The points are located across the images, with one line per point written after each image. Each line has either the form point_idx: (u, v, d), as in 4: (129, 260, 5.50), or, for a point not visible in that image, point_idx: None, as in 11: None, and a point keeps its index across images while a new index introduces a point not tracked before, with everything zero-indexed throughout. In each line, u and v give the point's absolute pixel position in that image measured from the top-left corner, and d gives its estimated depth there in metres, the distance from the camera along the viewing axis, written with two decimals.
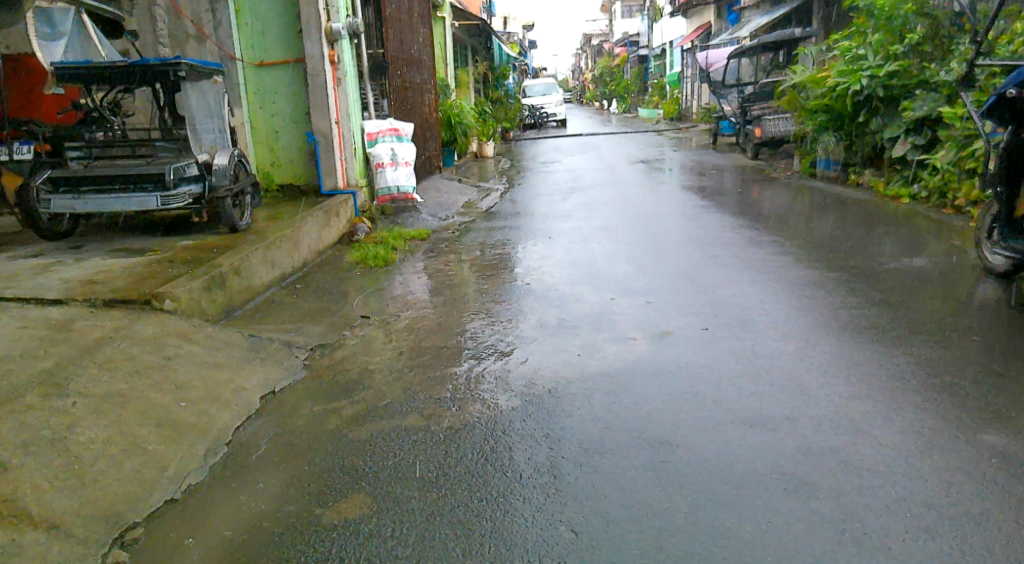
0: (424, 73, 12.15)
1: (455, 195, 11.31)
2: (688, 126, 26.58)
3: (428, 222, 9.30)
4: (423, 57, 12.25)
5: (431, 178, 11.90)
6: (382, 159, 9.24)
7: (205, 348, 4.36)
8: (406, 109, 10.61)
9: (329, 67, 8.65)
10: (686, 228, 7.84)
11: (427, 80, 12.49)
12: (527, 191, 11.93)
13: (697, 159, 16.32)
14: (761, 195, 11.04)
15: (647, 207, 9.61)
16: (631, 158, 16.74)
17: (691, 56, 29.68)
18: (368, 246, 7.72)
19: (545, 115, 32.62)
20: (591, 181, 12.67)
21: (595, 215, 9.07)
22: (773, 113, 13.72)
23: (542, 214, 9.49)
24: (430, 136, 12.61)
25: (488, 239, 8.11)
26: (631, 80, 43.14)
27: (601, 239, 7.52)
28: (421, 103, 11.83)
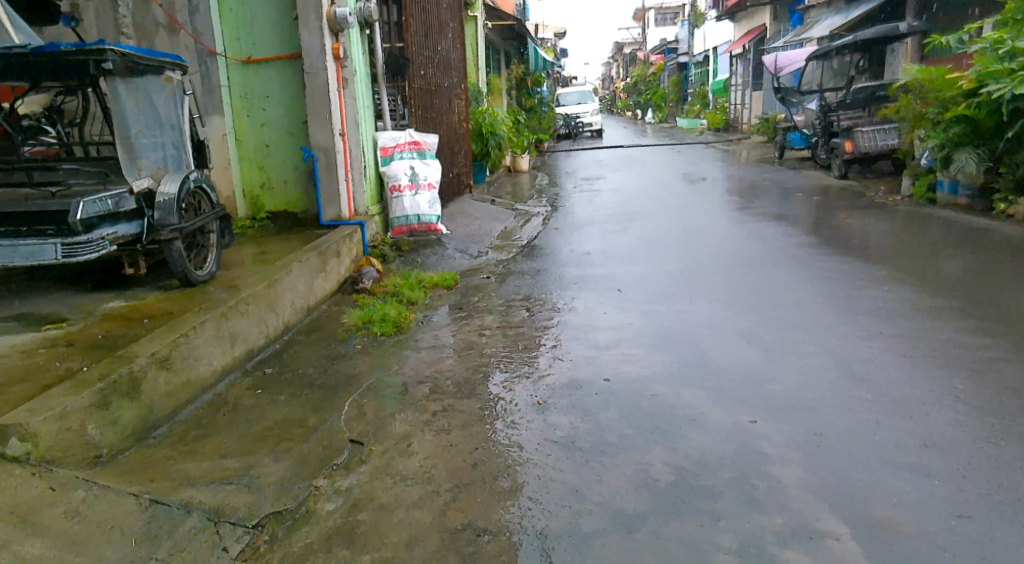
0: (453, 77, 10.22)
1: (488, 223, 9.37)
2: (739, 139, 24.46)
3: (456, 260, 7.37)
4: (453, 59, 10.33)
5: (460, 202, 9.99)
6: (398, 181, 7.36)
7: (51, 551, 2.43)
8: (431, 117, 8.71)
9: (332, 64, 6.74)
10: (804, 280, 5.83)
11: (457, 85, 10.60)
12: (574, 217, 9.92)
13: (765, 177, 14.27)
14: (866, 225, 8.98)
15: (734, 243, 7.59)
16: (687, 175, 14.74)
17: (741, 64, 27.62)
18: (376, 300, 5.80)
19: (581, 125, 30.76)
20: (651, 204, 10.63)
21: (670, 255, 7.10)
22: (868, 122, 11.70)
23: (599, 251, 7.51)
24: (459, 150, 10.67)
25: (535, 290, 6.12)
26: (670, 89, 41.03)
27: (691, 296, 5.54)
28: (450, 110, 9.94)
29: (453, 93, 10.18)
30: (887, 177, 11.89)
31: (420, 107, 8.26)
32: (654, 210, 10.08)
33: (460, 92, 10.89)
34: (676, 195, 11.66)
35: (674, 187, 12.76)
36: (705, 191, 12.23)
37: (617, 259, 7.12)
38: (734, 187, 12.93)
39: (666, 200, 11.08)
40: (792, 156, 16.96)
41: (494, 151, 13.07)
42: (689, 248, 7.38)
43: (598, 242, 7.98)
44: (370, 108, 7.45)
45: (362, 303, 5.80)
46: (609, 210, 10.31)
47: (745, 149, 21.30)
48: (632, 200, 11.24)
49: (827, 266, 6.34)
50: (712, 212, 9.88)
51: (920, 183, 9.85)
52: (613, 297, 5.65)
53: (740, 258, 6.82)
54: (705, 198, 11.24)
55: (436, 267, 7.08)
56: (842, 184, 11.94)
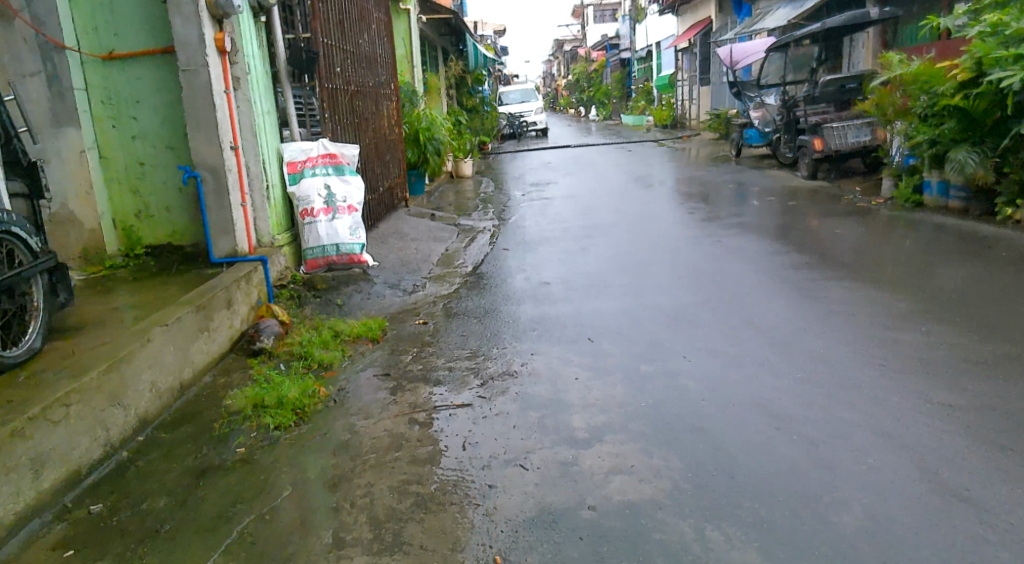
0: (378, 76, 8.83)
1: (425, 244, 8.03)
2: (689, 135, 23.60)
3: (386, 298, 6.02)
4: (378, 56, 8.91)
5: (392, 220, 8.62)
6: (310, 204, 5.99)
7: None
8: (351, 122, 7.30)
9: (215, 60, 5.30)
10: (819, 316, 4.67)
11: (384, 83, 9.20)
12: (526, 233, 8.66)
13: (726, 177, 13.27)
14: (854, 232, 7.95)
15: (716, 262, 6.43)
16: (643, 178, 13.66)
17: (687, 57, 26.82)
18: (277, 371, 4.42)
19: (525, 125, 29.59)
20: (611, 215, 9.45)
21: (643, 283, 5.89)
22: (838, 117, 10.74)
23: (559, 280, 6.26)
24: (390, 159, 9.28)
25: (484, 341, 4.82)
26: (614, 85, 40.18)
27: (684, 348, 4.33)
28: (376, 113, 8.54)
29: (378, 93, 8.78)
30: (860, 176, 10.96)
31: (336, 110, 6.85)
32: (614, 222, 8.90)
33: (389, 92, 9.52)
34: (637, 203, 10.52)
35: (632, 193, 11.62)
36: (666, 196, 11.14)
37: (582, 290, 5.88)
38: (697, 190, 11.87)
39: (625, 209, 9.92)
40: (749, 153, 16.04)
41: (434, 158, 11.73)
42: (665, 272, 6.19)
43: (556, 268, 6.73)
44: (273, 114, 6.04)
45: (257, 375, 4.43)
46: (564, 224, 9.08)
47: (697, 146, 20.39)
48: (588, 211, 10.05)
49: (838, 292, 5.21)
50: (678, 221, 8.75)
51: (903, 184, 8.80)
52: (584, 353, 4.41)
53: (729, 283, 5.65)
54: (668, 205, 10.13)
55: (359, 310, 5.72)
56: (813, 185, 10.97)
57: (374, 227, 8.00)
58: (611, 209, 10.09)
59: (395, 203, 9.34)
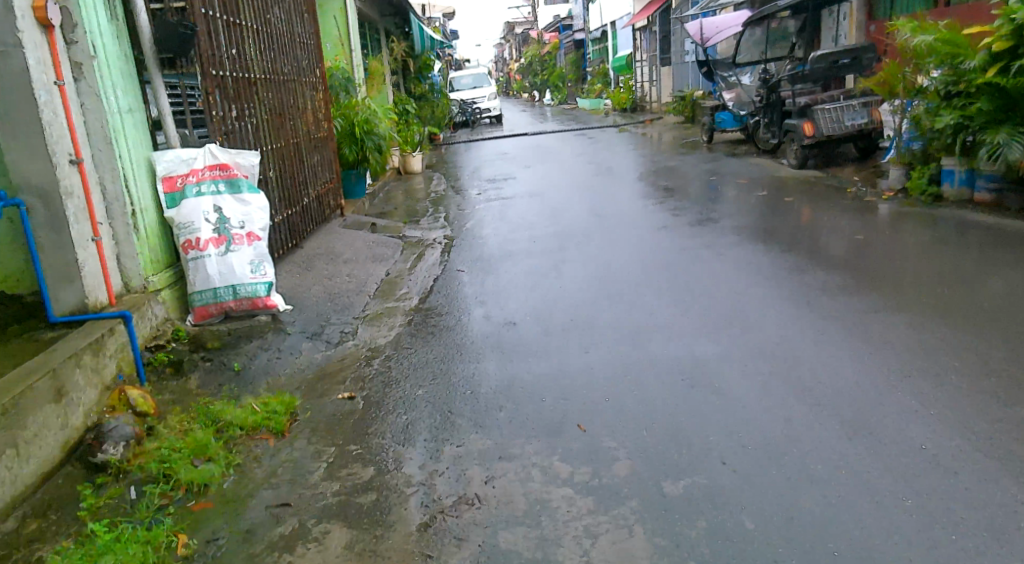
0: (297, 61, 7.24)
1: (360, 268, 6.55)
2: (651, 119, 22.33)
3: (303, 353, 4.57)
4: (295, 36, 7.31)
5: (318, 239, 7.11)
6: (196, 232, 4.53)
7: None
8: (257, 119, 5.76)
9: (33, 42, 3.74)
10: (894, 380, 3.38)
11: (306, 69, 7.60)
12: (483, 247, 7.23)
13: (702, 167, 12.00)
14: (872, 233, 6.72)
15: (724, 285, 5.12)
16: (611, 171, 12.32)
17: (645, 37, 25.55)
18: (122, 514, 2.98)
19: (478, 112, 28.06)
20: (583, 220, 8.10)
21: (636, 323, 4.54)
22: (829, 98, 9.44)
23: (528, 319, 4.88)
24: (317, 161, 7.73)
25: (431, 431, 3.41)
26: (568, 68, 38.76)
27: (721, 446, 2.98)
28: (294, 106, 6.99)
29: (297, 83, 7.21)
30: (855, 163, 9.77)
31: (233, 105, 5.30)
32: (586, 229, 7.55)
33: (314, 80, 7.93)
34: (609, 202, 9.19)
35: (602, 189, 10.28)
36: (641, 192, 9.82)
37: (560, 336, 4.51)
38: (673, 183, 10.58)
39: (598, 211, 8.59)
40: (722, 139, 14.80)
41: (376, 156, 10.18)
42: (662, 304, 4.86)
43: (522, 300, 5.33)
44: (140, 113, 4.50)
45: (90, 519, 2.96)
46: (528, 233, 7.69)
47: (661, 131, 19.13)
48: (555, 214, 8.67)
49: (903, 333, 3.92)
50: (661, 224, 7.45)
51: (917, 174, 7.71)
52: (573, 458, 3.05)
53: (749, 323, 4.33)
54: (645, 203, 8.83)
55: (265, 376, 4.27)
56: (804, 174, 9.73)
57: (293, 251, 6.49)
58: (580, 211, 8.73)
59: (325, 215, 7.83)
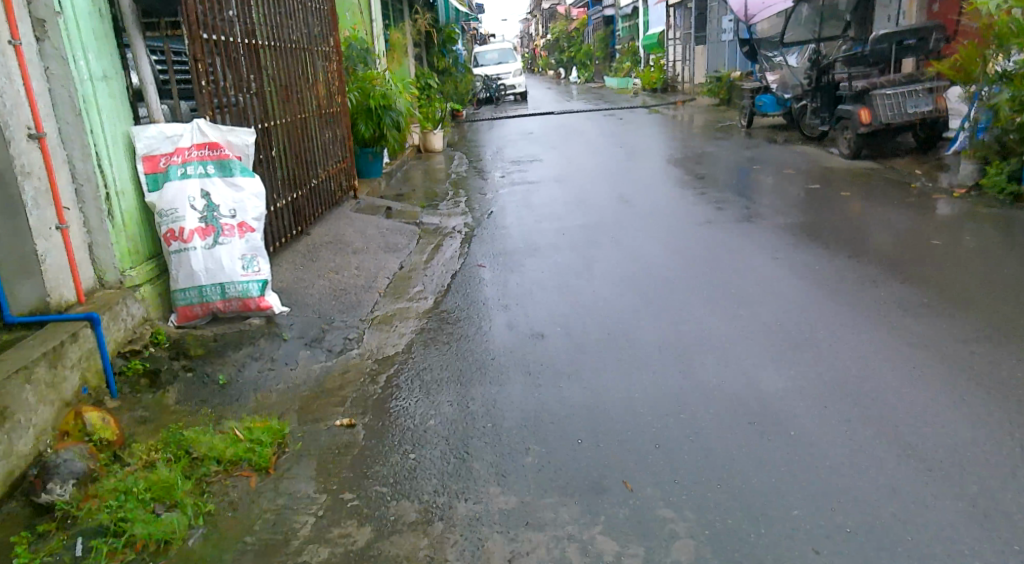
0: (303, 27, 6.56)
1: (370, 260, 5.93)
2: (683, 101, 21.44)
3: (300, 364, 3.96)
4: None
5: (326, 225, 6.50)
6: (180, 223, 3.92)
7: None
8: (250, 92, 5.13)
9: None
10: (1021, 442, 2.73)
11: (314, 37, 6.93)
12: (507, 239, 6.60)
13: (741, 153, 11.25)
14: (944, 235, 6.00)
15: (785, 297, 4.46)
16: (642, 155, 11.60)
17: (679, 16, 24.57)
18: None
19: (503, 88, 27.26)
20: (618, 210, 7.42)
21: (687, 342, 3.89)
22: (890, 83, 8.66)
23: (560, 330, 4.25)
24: (327, 140, 7.10)
25: (443, 481, 2.80)
26: (597, 45, 37.71)
27: (810, 528, 2.39)
28: (300, 79, 6.36)
29: (303, 52, 6.55)
30: (913, 155, 9.00)
31: (221, 75, 4.68)
32: (620, 220, 6.88)
33: (324, 50, 7.26)
34: (644, 189, 8.50)
35: (635, 175, 9.57)
36: (678, 180, 9.10)
37: (597, 354, 3.87)
38: (712, 170, 9.84)
39: (632, 200, 7.91)
40: (760, 123, 13.98)
41: (394, 134, 9.52)
42: (715, 318, 4.21)
43: (552, 305, 4.70)
44: (117, 81, 3.89)
45: None
46: (556, 223, 7.03)
47: (694, 114, 18.27)
48: (586, 202, 7.99)
49: (1017, 371, 3.26)
50: (704, 217, 6.76)
51: (993, 169, 6.95)
52: (623, 534, 2.43)
53: (822, 348, 3.68)
54: (684, 192, 8.13)
55: (254, 391, 3.67)
56: (856, 165, 8.97)
57: (297, 240, 5.89)
58: (612, 199, 8.06)
59: (335, 199, 7.21)
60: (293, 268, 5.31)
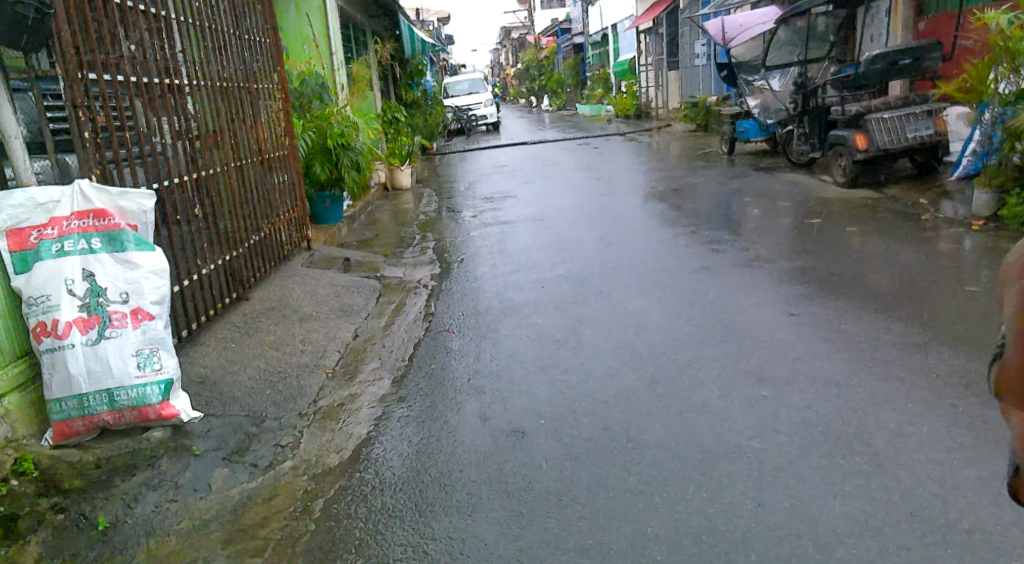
0: (234, 63, 5.73)
1: (319, 327, 5.08)
2: (658, 127, 20.93)
3: (214, 489, 3.08)
4: (233, 31, 5.80)
5: (269, 289, 5.63)
6: (55, 312, 3.06)
7: None
8: (149, 147, 4.29)
9: None
10: None
11: (252, 75, 6.11)
12: (479, 296, 5.77)
13: (727, 182, 10.57)
14: (974, 276, 5.30)
15: (815, 371, 3.71)
16: (623, 188, 10.89)
17: (651, 41, 24.17)
18: None
19: (474, 119, 26.65)
20: (602, 253, 6.66)
21: (706, 444, 3.13)
22: (886, 105, 7.99)
23: (546, 423, 3.45)
24: (270, 189, 6.24)
25: None
26: (567, 73, 37.41)
27: None
28: (231, 122, 5.52)
29: (237, 91, 5.71)
30: (914, 181, 8.35)
31: (110, 127, 3.83)
32: (606, 267, 6.13)
33: (266, 88, 6.44)
34: (629, 226, 7.78)
35: (617, 211, 8.85)
36: (665, 214, 8.39)
37: (597, 465, 3.06)
38: (699, 202, 9.15)
39: (618, 240, 7.17)
40: (743, 148, 13.38)
41: (355, 175, 8.71)
42: (735, 405, 3.44)
43: (534, 388, 3.87)
44: None
45: None
46: (534, 273, 6.24)
47: (671, 140, 17.70)
48: (567, 245, 7.21)
49: None
50: (701, 259, 6.03)
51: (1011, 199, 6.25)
52: None
53: (881, 452, 2.91)
54: (674, 227, 7.42)
55: (145, 535, 2.79)
56: (854, 193, 8.28)
57: (229, 310, 5.02)
58: (595, 240, 7.30)
59: (281, 256, 6.35)
60: (220, 347, 4.43)
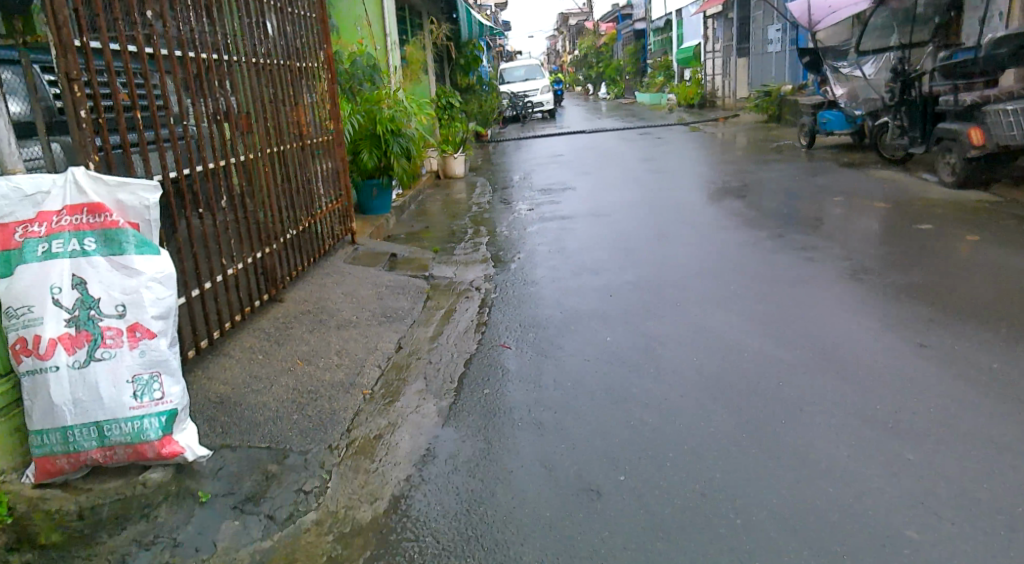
0: (273, 37, 5.16)
1: (358, 336, 4.52)
2: (724, 118, 19.94)
3: (219, 548, 2.53)
4: (273, 2, 5.23)
5: (305, 289, 5.09)
6: (37, 326, 2.52)
7: None
8: (171, 131, 3.76)
9: None
10: None
11: (294, 51, 5.54)
12: (537, 304, 5.13)
13: (807, 177, 9.70)
14: None
15: (961, 425, 2.99)
16: (690, 182, 10.10)
17: (718, 27, 23.09)
18: None
19: (530, 106, 25.95)
20: (675, 256, 5.95)
21: (832, 528, 2.46)
22: (1006, 96, 7.07)
23: (625, 479, 2.81)
24: (312, 177, 5.69)
25: None
26: (626, 60, 36.36)
27: None
28: (268, 103, 4.97)
29: (276, 69, 5.15)
30: None
31: (126, 109, 3.28)
32: (681, 273, 5.44)
33: (309, 66, 5.87)
34: (703, 225, 7.05)
35: (687, 207, 8.11)
36: (742, 211, 7.62)
37: (694, 548, 2.42)
38: (779, 198, 8.35)
39: (692, 241, 6.45)
40: (821, 141, 12.42)
41: (405, 163, 8.14)
42: (864, 467, 2.75)
43: (605, 430, 3.23)
44: None
45: None
46: (600, 278, 5.58)
47: (739, 132, 16.75)
48: (634, 246, 6.52)
49: None
50: (792, 268, 5.29)
51: None
52: None
53: None
54: (755, 228, 6.67)
55: None
56: (961, 194, 7.39)
57: (258, 313, 4.49)
58: (666, 240, 6.60)
59: (321, 251, 5.80)
60: (243, 360, 3.89)
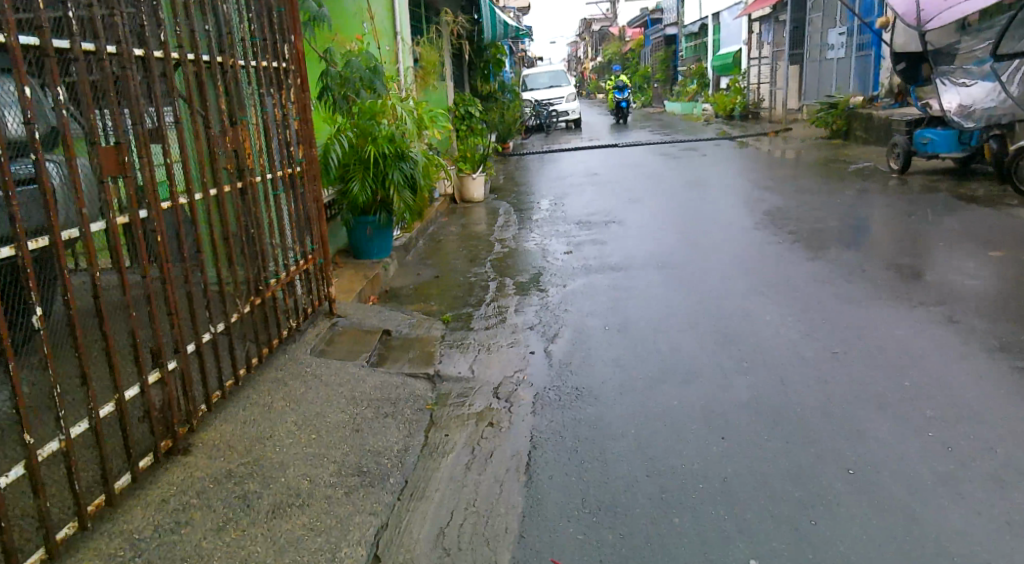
0: (185, 15, 3.27)
1: (308, 531, 2.59)
2: (774, 131, 17.99)
3: None
4: None
5: (233, 422, 3.16)
6: None
7: None
8: None
9: None
10: None
11: (235, 39, 3.64)
12: (607, 449, 3.22)
13: (913, 215, 7.80)
14: None
15: None
16: (764, 215, 8.19)
17: (765, 32, 21.22)
18: None
19: (555, 115, 24.12)
20: (794, 353, 4.09)
21: None
22: None
23: None
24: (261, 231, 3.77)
25: None
26: (655, 66, 34.48)
27: None
28: (173, 122, 3.01)
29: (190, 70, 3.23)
30: None
31: None
32: (827, 393, 3.59)
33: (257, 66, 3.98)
34: (819, 288, 5.19)
35: (782, 256, 6.25)
36: (860, 267, 5.75)
37: None
38: (898, 246, 6.48)
39: (816, 321, 4.59)
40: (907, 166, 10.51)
41: (409, 197, 6.26)
42: None
43: None
44: None
45: None
46: (698, 393, 3.72)
47: (799, 149, 14.80)
48: (728, 326, 4.66)
49: None
50: (1002, 395, 3.43)
51: None
52: None
53: None
54: (900, 300, 4.81)
55: None
56: None
57: (131, 496, 2.56)
58: (775, 316, 4.75)
59: (272, 342, 3.88)
60: None
